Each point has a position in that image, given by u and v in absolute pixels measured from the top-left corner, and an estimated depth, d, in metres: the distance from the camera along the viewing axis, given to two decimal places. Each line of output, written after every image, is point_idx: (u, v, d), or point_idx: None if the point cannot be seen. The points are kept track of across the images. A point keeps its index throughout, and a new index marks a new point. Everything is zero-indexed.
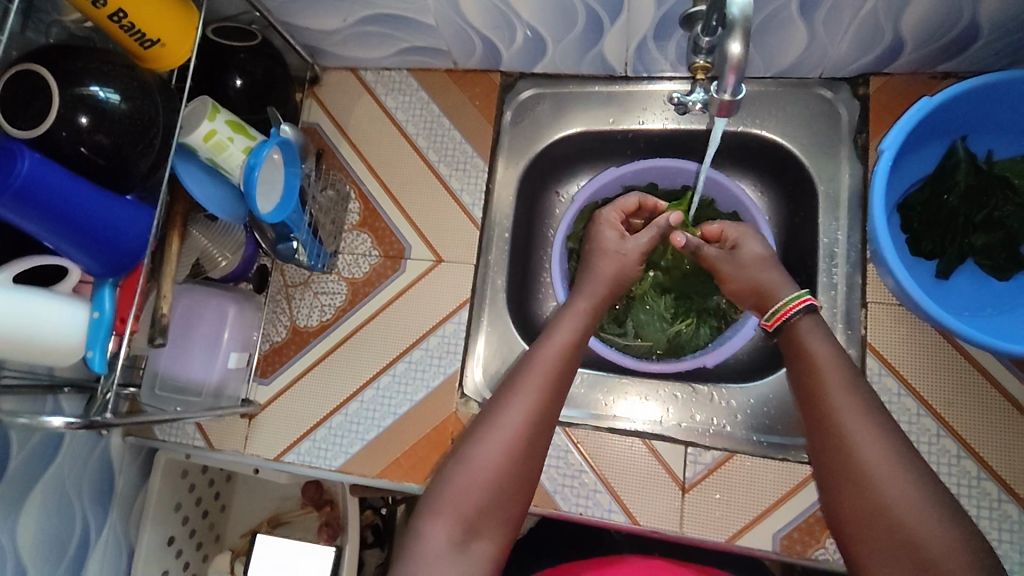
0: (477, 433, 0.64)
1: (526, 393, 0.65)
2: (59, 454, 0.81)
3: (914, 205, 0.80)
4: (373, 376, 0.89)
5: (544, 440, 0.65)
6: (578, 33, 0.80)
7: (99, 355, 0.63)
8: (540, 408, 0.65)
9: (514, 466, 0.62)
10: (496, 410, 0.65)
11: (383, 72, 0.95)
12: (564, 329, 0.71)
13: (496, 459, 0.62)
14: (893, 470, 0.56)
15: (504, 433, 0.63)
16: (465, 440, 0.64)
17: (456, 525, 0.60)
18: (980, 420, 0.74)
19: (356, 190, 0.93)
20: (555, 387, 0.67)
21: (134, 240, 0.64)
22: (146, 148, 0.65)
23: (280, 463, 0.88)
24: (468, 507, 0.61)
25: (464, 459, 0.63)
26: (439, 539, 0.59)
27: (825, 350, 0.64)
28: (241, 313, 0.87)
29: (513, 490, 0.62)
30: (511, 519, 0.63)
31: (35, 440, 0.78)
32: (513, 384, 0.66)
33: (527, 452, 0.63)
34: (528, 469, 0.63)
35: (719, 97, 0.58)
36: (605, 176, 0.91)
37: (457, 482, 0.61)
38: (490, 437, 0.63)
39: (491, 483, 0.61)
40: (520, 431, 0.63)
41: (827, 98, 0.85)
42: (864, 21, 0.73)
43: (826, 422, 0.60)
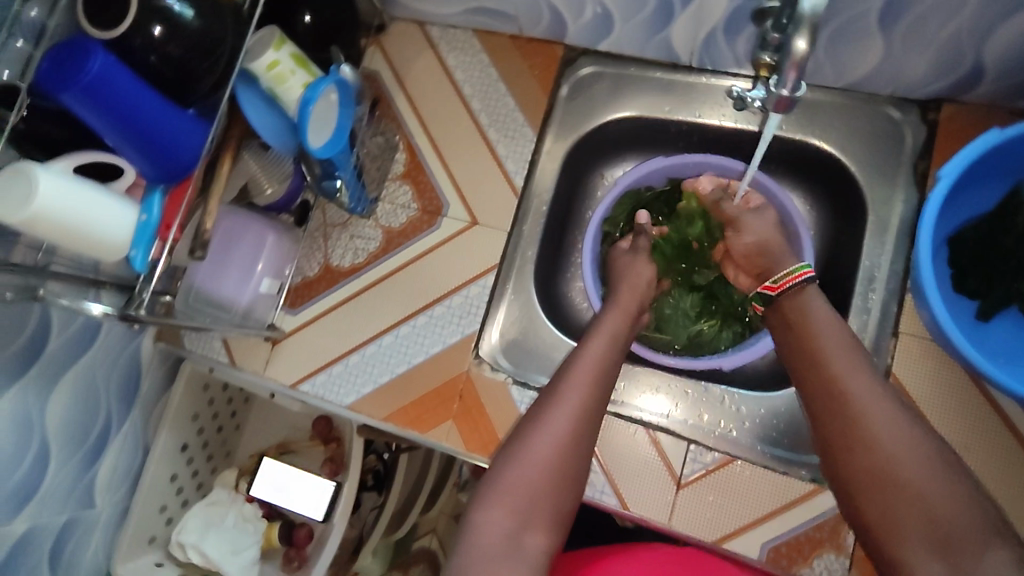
0: (527, 429, 0.64)
1: (572, 388, 0.66)
2: (93, 345, 0.87)
3: (965, 240, 0.76)
4: (394, 323, 0.91)
5: (590, 436, 0.65)
6: (648, 15, 0.79)
7: (141, 255, 0.67)
8: (586, 405, 0.65)
9: (567, 462, 0.62)
10: (544, 404, 0.65)
11: (449, 30, 0.95)
12: (602, 333, 0.73)
13: (548, 454, 0.62)
14: (898, 439, 0.55)
15: (554, 431, 0.63)
16: (516, 434, 0.64)
17: (512, 515, 0.59)
18: (994, 468, 0.72)
19: (404, 142, 0.95)
20: (597, 383, 0.67)
21: (188, 152, 0.67)
22: (211, 66, 0.68)
23: (295, 391, 0.92)
24: (521, 498, 0.60)
25: (516, 452, 0.62)
26: (497, 529, 0.59)
27: (829, 327, 0.64)
28: (278, 242, 0.91)
29: (563, 484, 0.62)
30: (562, 515, 0.62)
31: (75, 328, 0.83)
32: (560, 381, 0.67)
33: (578, 448, 0.63)
34: (579, 465, 0.63)
35: (778, 92, 0.57)
36: (653, 163, 0.91)
37: (510, 474, 0.61)
38: (543, 430, 0.63)
39: (543, 475, 0.61)
40: (571, 428, 0.63)
41: (894, 118, 0.82)
42: (946, 41, 0.70)
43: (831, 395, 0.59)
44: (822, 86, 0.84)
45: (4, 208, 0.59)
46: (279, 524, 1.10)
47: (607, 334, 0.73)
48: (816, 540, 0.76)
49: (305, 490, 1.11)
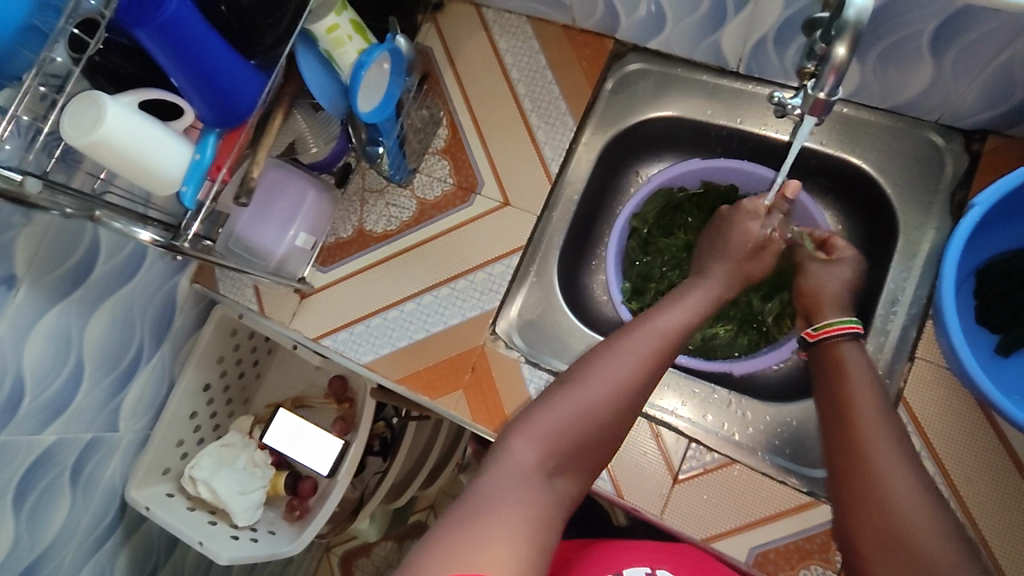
0: (584, 373, 0.64)
1: (633, 351, 0.66)
2: (137, 276, 0.92)
3: (993, 272, 0.76)
4: (419, 291, 0.94)
5: (638, 404, 0.65)
6: (700, 17, 0.80)
7: (191, 191, 0.71)
8: (644, 367, 0.65)
9: (613, 415, 0.63)
10: (605, 357, 0.65)
11: (504, 14, 0.97)
12: (676, 311, 0.71)
13: (598, 402, 0.62)
14: (897, 479, 0.56)
15: (609, 382, 0.63)
16: (571, 377, 0.65)
17: (549, 453, 0.59)
18: (995, 506, 0.72)
19: (448, 119, 0.97)
20: (659, 355, 0.67)
21: (246, 101, 0.72)
22: (276, 22, 0.73)
23: (316, 344, 0.96)
24: (563, 439, 0.60)
25: (569, 393, 0.63)
26: (530, 462, 0.58)
27: (861, 371, 0.66)
28: (318, 200, 0.95)
29: (600, 441, 0.62)
30: (591, 467, 0.63)
31: (121, 258, 0.88)
32: (623, 341, 0.67)
33: (627, 406, 0.64)
34: (619, 422, 0.64)
35: (814, 95, 0.58)
36: (690, 164, 0.91)
37: (558, 412, 0.61)
38: (600, 377, 0.64)
39: (588, 421, 0.62)
40: (625, 383, 0.64)
41: (936, 144, 0.81)
42: (998, 69, 0.69)
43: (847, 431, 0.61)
44: (865, 106, 0.84)
45: (73, 130, 0.63)
46: (285, 473, 1.15)
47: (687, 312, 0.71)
48: (806, 551, 0.76)
49: (312, 445, 1.14)
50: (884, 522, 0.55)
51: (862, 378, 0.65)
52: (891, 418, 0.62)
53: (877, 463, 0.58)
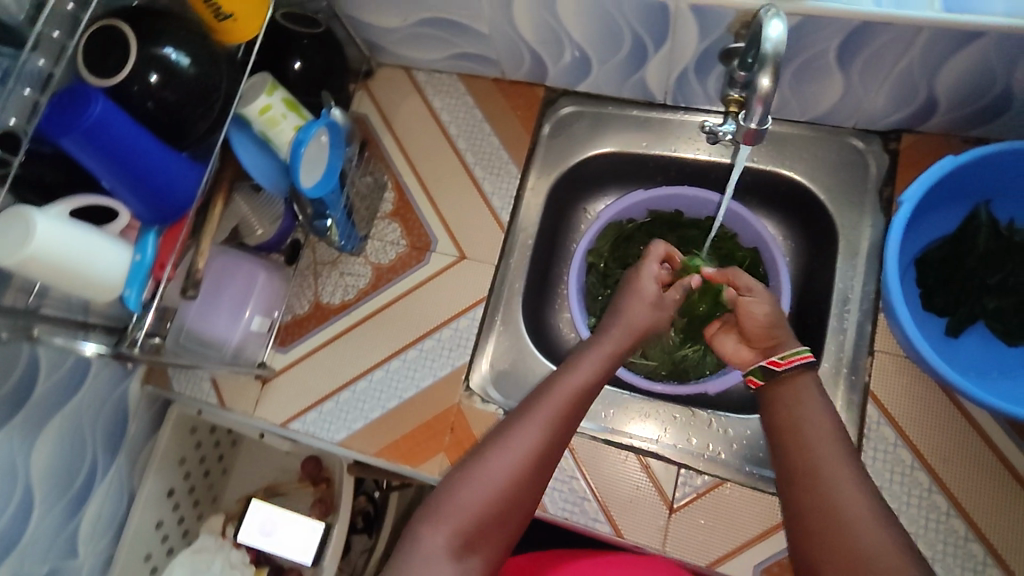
0: (488, 447, 0.66)
1: (540, 419, 0.67)
2: (82, 388, 0.86)
3: (932, 261, 0.79)
4: (385, 358, 0.92)
5: (546, 469, 0.66)
6: (623, 58, 0.85)
7: (135, 295, 0.68)
8: (550, 434, 0.66)
9: (522, 487, 0.64)
10: (511, 430, 0.66)
11: (434, 75, 1.00)
12: (583, 367, 0.72)
13: (504, 478, 0.64)
14: (862, 513, 0.57)
15: (515, 454, 0.65)
16: (477, 454, 0.66)
17: (456, 534, 0.62)
18: (973, 482, 0.74)
19: (393, 181, 0.98)
20: (567, 416, 0.68)
21: (182, 196, 0.70)
22: (206, 112, 0.71)
23: (285, 430, 0.92)
24: (469, 519, 0.62)
25: (476, 471, 0.64)
26: (439, 547, 0.61)
27: (813, 405, 0.66)
28: (269, 280, 0.92)
29: (509, 515, 0.64)
30: (507, 539, 0.64)
31: (63, 371, 0.83)
32: (530, 408, 0.68)
33: (535, 475, 0.65)
34: (530, 490, 0.65)
35: (746, 125, 0.59)
36: (633, 196, 0.92)
37: (462, 494, 0.63)
38: (506, 452, 0.65)
39: (494, 498, 0.63)
40: (530, 454, 0.65)
41: (858, 148, 0.87)
42: (902, 75, 0.74)
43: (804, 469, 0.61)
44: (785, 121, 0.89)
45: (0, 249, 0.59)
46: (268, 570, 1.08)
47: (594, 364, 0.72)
48: None
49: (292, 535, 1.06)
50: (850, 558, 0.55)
51: (817, 412, 0.65)
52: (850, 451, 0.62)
53: (839, 498, 0.58)
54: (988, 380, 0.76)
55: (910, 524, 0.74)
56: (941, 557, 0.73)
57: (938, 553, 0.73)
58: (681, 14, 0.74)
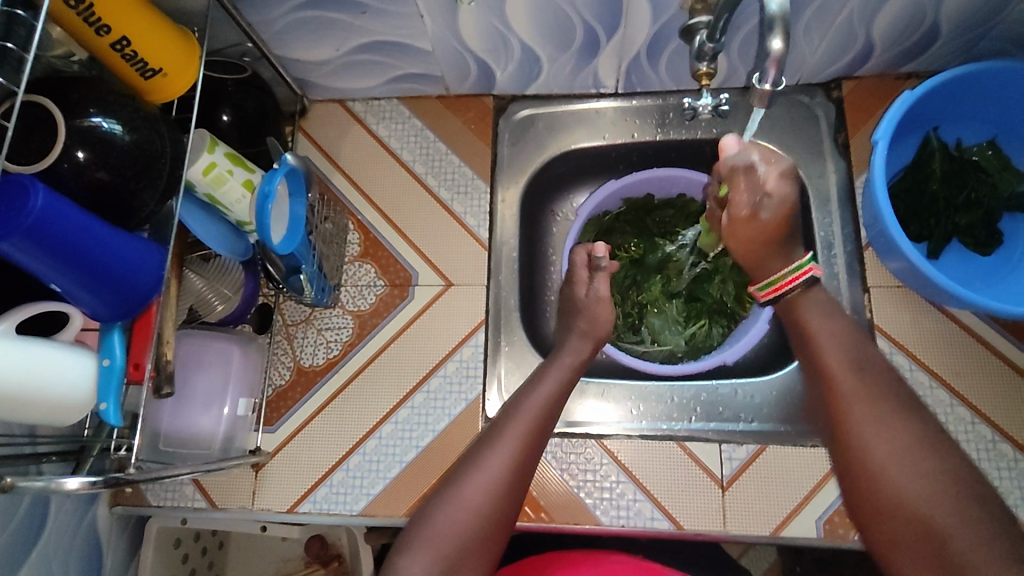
0: (462, 472, 0.67)
1: (507, 442, 0.68)
2: (42, 533, 0.72)
3: (898, 194, 0.84)
4: (391, 410, 0.85)
5: (522, 488, 0.68)
6: (574, 54, 0.84)
7: (113, 407, 0.59)
8: (520, 453, 0.68)
9: (499, 505, 0.66)
10: (479, 457, 0.68)
11: (372, 103, 0.96)
12: (545, 386, 0.74)
13: (478, 497, 0.65)
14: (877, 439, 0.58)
15: (486, 474, 0.66)
16: (452, 481, 0.67)
17: (436, 559, 0.63)
18: (986, 386, 0.78)
19: (354, 222, 0.92)
20: (536, 435, 0.70)
21: (146, 279, 0.61)
22: (152, 182, 0.63)
23: (294, 515, 0.83)
24: (449, 542, 0.63)
25: (451, 495, 0.66)
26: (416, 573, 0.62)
27: (827, 332, 0.64)
28: (246, 355, 0.82)
29: (489, 538, 0.65)
30: (491, 553, 0.66)
31: (23, 512, 0.69)
32: (500, 429, 0.70)
33: (509, 492, 0.67)
34: (508, 506, 0.67)
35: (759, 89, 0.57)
36: (610, 186, 0.91)
37: (443, 518, 0.64)
38: (477, 474, 0.67)
39: (472, 520, 0.64)
40: (501, 476, 0.67)
41: (805, 102, 0.90)
42: (842, 26, 0.78)
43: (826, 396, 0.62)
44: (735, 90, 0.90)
45: None
46: None
47: (555, 383, 0.75)
48: None
49: None
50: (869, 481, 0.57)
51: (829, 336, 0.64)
52: (863, 370, 0.61)
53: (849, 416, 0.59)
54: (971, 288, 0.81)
55: None
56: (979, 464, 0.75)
57: (975, 462, 0.75)
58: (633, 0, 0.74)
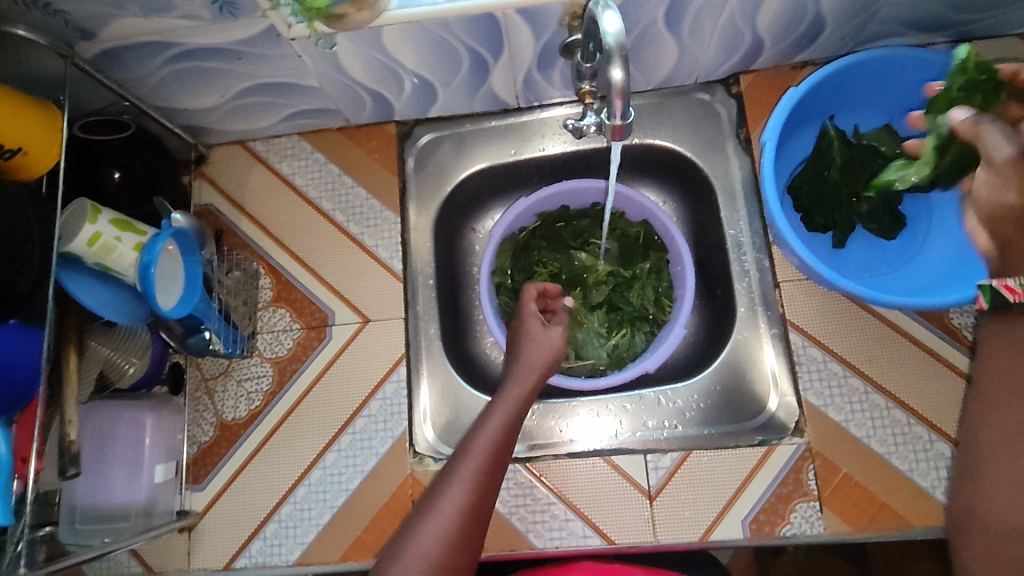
0: (415, 522, 0.62)
1: (457, 485, 0.63)
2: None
3: (800, 185, 0.83)
4: (317, 455, 0.85)
5: (479, 531, 0.62)
6: (465, 75, 0.83)
7: (2, 502, 0.57)
8: (472, 497, 0.62)
9: (454, 555, 0.59)
10: (430, 504, 0.62)
11: (273, 140, 0.94)
12: (495, 420, 0.70)
13: (432, 550, 0.59)
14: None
15: (438, 523, 0.60)
16: (408, 529, 0.62)
17: None
18: (897, 371, 0.79)
19: (265, 265, 0.90)
20: (489, 472, 0.65)
21: (24, 371, 0.60)
22: (24, 266, 0.62)
23: (230, 571, 0.82)
24: None
25: (402, 549, 0.60)
26: None
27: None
28: (159, 420, 0.81)
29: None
30: None
31: None
32: (453, 469, 0.65)
33: (464, 540, 0.60)
34: (464, 556, 0.60)
35: (611, 123, 0.57)
36: (518, 207, 0.89)
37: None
38: (428, 522, 0.61)
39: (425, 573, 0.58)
40: (453, 521, 0.61)
41: (705, 100, 0.90)
42: (726, 26, 0.77)
43: (992, 385, 0.50)
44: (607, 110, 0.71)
45: None
46: None
47: (506, 413, 0.71)
48: (786, 495, 0.76)
49: None
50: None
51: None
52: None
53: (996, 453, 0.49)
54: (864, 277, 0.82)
55: (863, 429, 0.77)
56: (896, 449, 0.76)
57: (892, 448, 0.76)
58: (511, 22, 0.72)
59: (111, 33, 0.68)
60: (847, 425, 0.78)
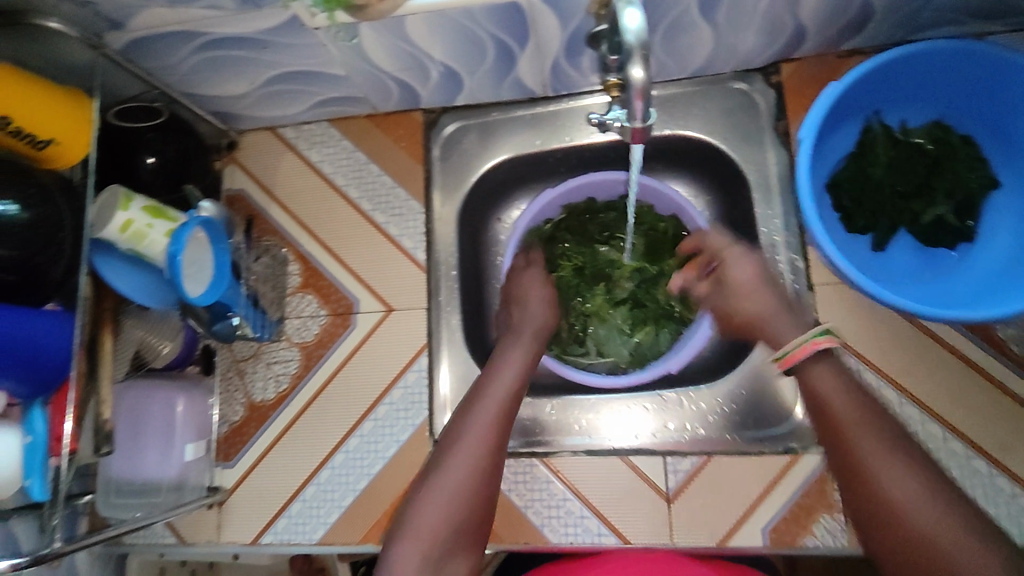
0: (444, 454, 0.68)
1: (482, 422, 0.69)
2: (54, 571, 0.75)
3: (841, 182, 0.78)
4: (340, 440, 0.86)
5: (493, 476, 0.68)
6: (491, 64, 0.81)
7: (38, 483, 0.62)
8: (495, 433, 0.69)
9: (481, 482, 0.67)
10: (458, 435, 0.69)
11: (302, 127, 0.95)
12: (512, 363, 0.75)
13: (462, 481, 0.66)
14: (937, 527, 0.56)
15: (467, 457, 0.67)
16: (442, 450, 0.69)
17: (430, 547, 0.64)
18: (935, 383, 0.75)
19: (294, 252, 0.92)
20: (500, 425, 0.70)
21: (56, 354, 0.63)
22: (58, 252, 0.65)
23: (257, 546, 0.85)
24: (438, 530, 0.64)
25: (435, 478, 0.67)
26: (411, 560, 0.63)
27: (832, 387, 0.64)
28: (191, 401, 0.84)
29: (465, 529, 0.66)
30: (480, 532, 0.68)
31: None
32: (465, 420, 0.70)
33: (489, 470, 0.68)
34: (490, 484, 0.68)
35: (632, 126, 0.55)
36: (543, 198, 0.88)
37: (429, 504, 0.66)
38: (458, 454, 0.68)
39: (456, 500, 0.66)
40: (479, 453, 0.68)
41: (743, 90, 0.86)
42: (764, 14, 0.73)
43: (842, 464, 0.62)
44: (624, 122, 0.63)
45: None
46: None
47: (517, 366, 0.75)
48: (808, 506, 0.74)
49: None
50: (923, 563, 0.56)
51: (838, 397, 0.64)
52: (883, 423, 0.61)
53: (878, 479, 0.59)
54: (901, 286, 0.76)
55: (896, 441, 0.74)
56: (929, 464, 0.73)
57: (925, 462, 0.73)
58: (535, 11, 0.70)
59: (139, 23, 0.69)
60: None
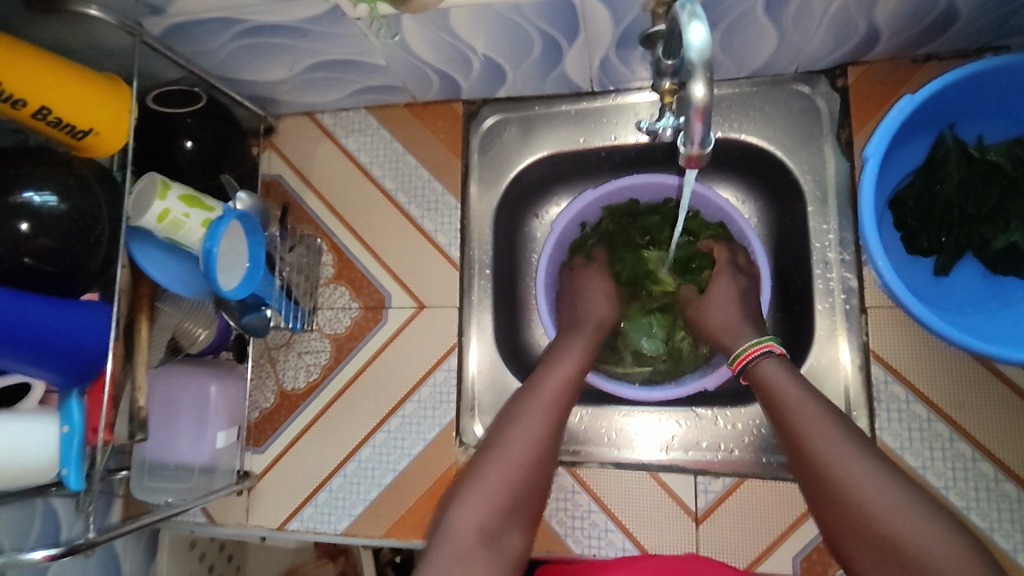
0: (507, 424, 0.66)
1: (545, 398, 0.69)
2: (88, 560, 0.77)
3: (906, 200, 0.74)
4: (368, 434, 0.86)
5: (540, 489, 0.64)
6: (537, 58, 0.77)
7: (74, 473, 0.63)
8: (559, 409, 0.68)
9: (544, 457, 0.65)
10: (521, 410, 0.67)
11: (341, 113, 0.93)
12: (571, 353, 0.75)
13: (527, 452, 0.64)
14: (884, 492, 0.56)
15: (533, 430, 0.65)
16: (505, 421, 0.67)
17: (490, 513, 0.60)
18: (992, 421, 0.70)
19: (328, 243, 0.91)
20: (563, 405, 0.69)
21: (91, 347, 0.64)
22: (95, 244, 0.64)
23: (283, 532, 0.87)
24: (499, 495, 0.61)
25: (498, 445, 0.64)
26: (472, 526, 0.59)
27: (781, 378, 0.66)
28: (224, 388, 0.84)
29: (525, 501, 0.63)
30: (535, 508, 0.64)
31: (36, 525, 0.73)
32: (530, 395, 0.69)
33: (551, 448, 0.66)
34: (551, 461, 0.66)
35: (686, 151, 0.52)
36: (584, 197, 0.85)
37: (493, 466, 0.63)
38: (524, 425, 0.66)
39: (518, 469, 0.63)
40: (545, 430, 0.66)
41: (805, 93, 0.80)
42: (836, 15, 0.68)
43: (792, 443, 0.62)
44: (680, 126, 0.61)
45: None
46: None
47: (574, 365, 0.73)
48: None
49: None
50: (869, 533, 0.55)
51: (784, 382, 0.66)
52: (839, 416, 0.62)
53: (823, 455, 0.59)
54: (962, 315, 0.71)
55: (944, 479, 0.70)
56: (978, 506, 0.69)
57: (973, 503, 0.69)
58: (587, 7, 0.66)
59: (178, 10, 0.66)
60: (924, 474, 0.71)
